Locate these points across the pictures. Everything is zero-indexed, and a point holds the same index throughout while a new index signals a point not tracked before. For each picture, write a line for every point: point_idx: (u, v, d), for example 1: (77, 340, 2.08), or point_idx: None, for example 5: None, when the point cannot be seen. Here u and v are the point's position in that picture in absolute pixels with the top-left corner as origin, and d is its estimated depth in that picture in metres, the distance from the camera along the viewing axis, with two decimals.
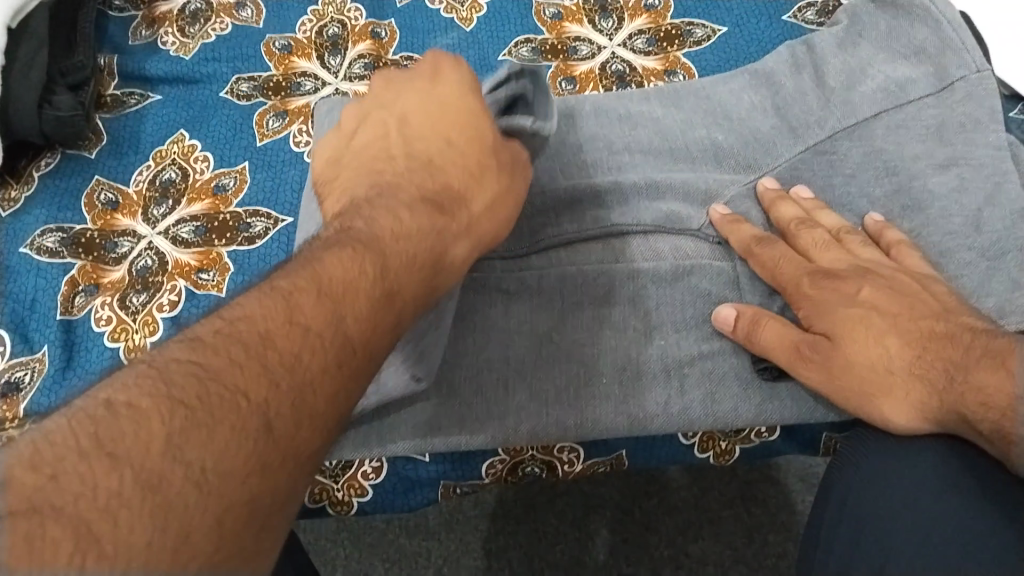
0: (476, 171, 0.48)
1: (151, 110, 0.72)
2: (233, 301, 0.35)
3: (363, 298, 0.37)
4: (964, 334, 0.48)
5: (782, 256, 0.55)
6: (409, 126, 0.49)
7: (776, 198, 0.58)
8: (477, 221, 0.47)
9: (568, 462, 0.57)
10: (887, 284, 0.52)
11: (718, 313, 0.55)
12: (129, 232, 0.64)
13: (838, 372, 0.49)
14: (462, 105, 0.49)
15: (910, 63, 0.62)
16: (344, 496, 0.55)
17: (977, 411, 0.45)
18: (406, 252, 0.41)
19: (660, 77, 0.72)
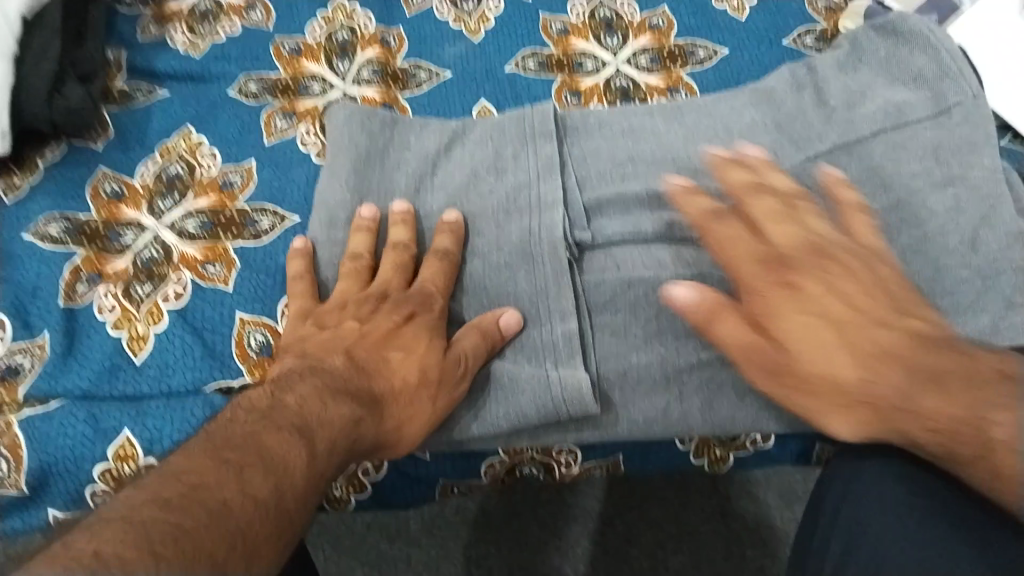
0: (418, 382, 0.51)
1: (159, 106, 0.72)
2: (179, 463, 0.40)
3: (298, 477, 0.42)
4: (912, 350, 0.46)
5: (737, 245, 0.52)
6: (369, 338, 0.52)
7: (722, 164, 0.55)
8: (397, 431, 0.50)
9: (565, 464, 0.58)
10: (841, 276, 0.49)
11: (671, 294, 0.51)
12: (133, 224, 0.64)
13: (792, 380, 0.48)
14: (423, 334, 0.53)
15: (908, 89, 0.64)
16: (341, 494, 0.56)
17: (922, 435, 0.46)
18: (335, 430, 0.45)
19: (663, 94, 0.74)
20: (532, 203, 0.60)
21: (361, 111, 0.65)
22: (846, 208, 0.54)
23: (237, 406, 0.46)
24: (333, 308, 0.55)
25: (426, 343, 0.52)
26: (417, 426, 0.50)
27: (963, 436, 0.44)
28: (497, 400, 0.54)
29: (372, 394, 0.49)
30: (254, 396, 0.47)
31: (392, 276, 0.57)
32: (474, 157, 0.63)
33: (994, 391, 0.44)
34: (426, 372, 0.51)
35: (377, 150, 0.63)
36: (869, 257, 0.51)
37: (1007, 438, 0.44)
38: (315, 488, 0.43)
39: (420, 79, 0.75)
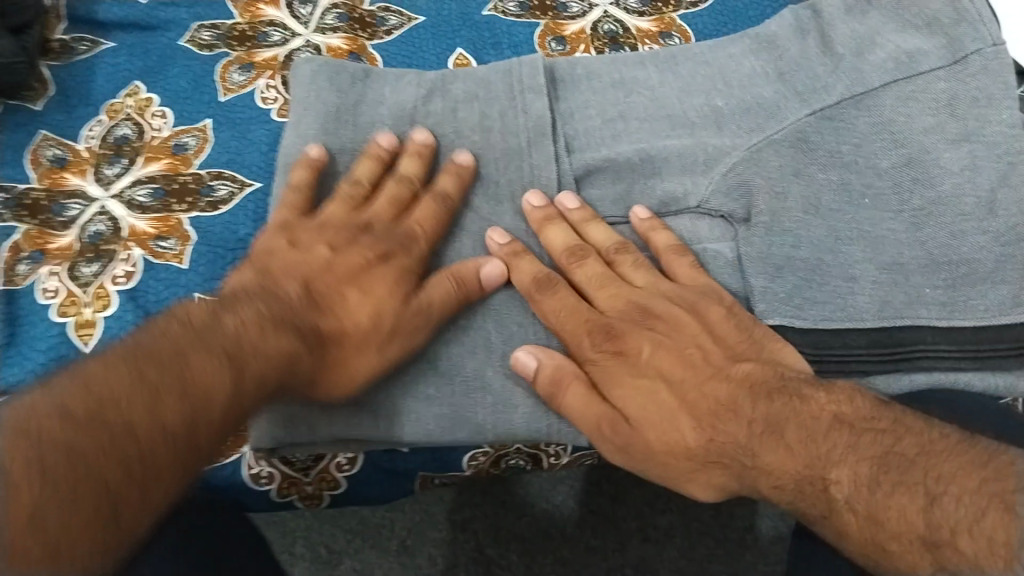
0: (370, 328, 0.48)
1: (103, 59, 0.66)
2: (99, 370, 0.39)
3: (216, 407, 0.40)
4: (746, 401, 0.45)
5: (564, 304, 0.50)
6: (337, 271, 0.49)
7: (543, 221, 0.53)
8: (333, 376, 0.47)
9: (554, 454, 0.54)
10: (667, 336, 0.50)
11: (518, 361, 0.49)
12: (78, 194, 0.59)
13: (635, 453, 0.47)
14: (395, 277, 0.50)
15: (920, 35, 0.58)
16: (314, 490, 0.52)
17: (773, 493, 0.43)
18: (267, 365, 0.43)
19: (655, 39, 0.68)
20: (522, 176, 0.56)
21: (331, 65, 0.59)
22: (664, 249, 0.53)
23: (177, 316, 0.43)
24: (311, 227, 0.51)
25: (392, 288, 0.49)
26: (356, 373, 0.47)
27: (807, 495, 0.42)
28: (485, 406, 0.49)
29: (317, 332, 0.47)
30: (195, 309, 0.44)
31: (383, 209, 0.53)
32: (456, 116, 0.58)
33: (832, 438, 0.42)
34: (378, 317, 0.48)
35: (345, 111, 0.57)
36: (698, 301, 0.50)
37: (846, 492, 0.40)
38: (235, 420, 0.42)
39: (390, 24, 0.69)
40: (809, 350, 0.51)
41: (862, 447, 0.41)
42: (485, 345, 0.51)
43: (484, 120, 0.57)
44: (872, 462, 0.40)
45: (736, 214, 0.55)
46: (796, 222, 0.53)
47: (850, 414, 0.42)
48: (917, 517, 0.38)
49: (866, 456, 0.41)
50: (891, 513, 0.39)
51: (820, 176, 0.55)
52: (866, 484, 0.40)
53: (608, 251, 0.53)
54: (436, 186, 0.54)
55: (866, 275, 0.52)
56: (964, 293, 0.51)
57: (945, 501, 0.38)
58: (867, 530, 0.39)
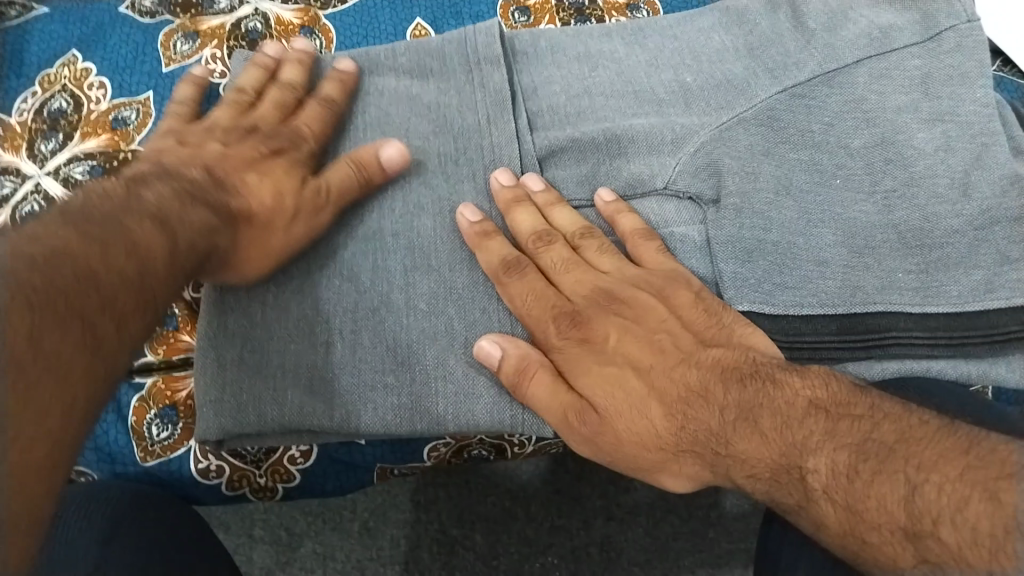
0: (273, 208, 0.48)
1: (37, 26, 0.62)
2: (38, 232, 0.39)
3: (161, 260, 0.41)
4: (717, 388, 0.43)
5: (531, 289, 0.48)
6: (230, 159, 0.49)
7: (513, 202, 0.51)
8: (247, 254, 0.47)
9: (518, 444, 0.52)
10: (635, 323, 0.48)
11: (482, 351, 0.47)
12: (10, 171, 0.55)
13: (604, 444, 0.46)
14: (289, 167, 0.50)
15: (893, 11, 0.57)
16: (266, 483, 0.50)
17: (747, 483, 0.41)
18: (194, 232, 0.43)
19: (622, 12, 0.65)
20: (483, 155, 0.53)
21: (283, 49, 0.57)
22: (629, 232, 0.51)
23: (88, 193, 0.43)
24: (196, 131, 0.51)
25: (287, 173, 0.49)
26: (268, 256, 0.47)
27: (783, 485, 0.39)
28: (447, 396, 0.47)
29: (228, 208, 0.47)
30: (109, 185, 0.44)
31: (269, 112, 0.53)
32: (414, 93, 0.55)
33: (808, 424, 0.40)
34: (281, 196, 0.48)
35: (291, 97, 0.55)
36: (665, 287, 0.49)
37: (820, 481, 0.38)
38: (178, 273, 0.42)
39: None
40: (780, 336, 0.50)
41: (840, 434, 0.39)
42: (447, 332, 0.48)
43: (442, 93, 0.55)
44: (850, 450, 0.38)
45: (704, 196, 0.53)
46: (765, 203, 0.52)
47: (826, 399, 0.40)
48: (897, 504, 0.36)
49: (844, 443, 0.38)
50: (871, 503, 0.36)
51: (791, 155, 0.53)
52: (846, 473, 0.37)
53: (574, 236, 0.51)
54: (317, 91, 0.54)
55: (836, 260, 0.51)
56: (937, 279, 0.50)
57: (927, 489, 0.35)
58: (845, 520, 0.37)
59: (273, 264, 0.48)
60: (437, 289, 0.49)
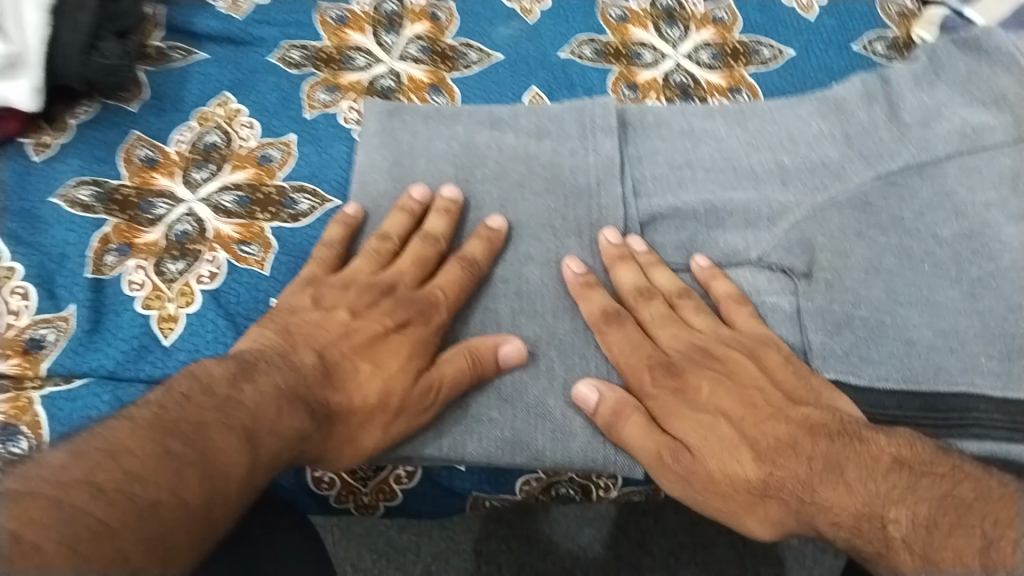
0: (374, 406, 0.49)
1: (197, 68, 0.69)
2: (113, 429, 0.39)
3: (235, 483, 0.40)
4: (806, 440, 0.47)
5: (628, 339, 0.52)
6: (352, 340, 0.51)
7: (617, 258, 0.55)
8: (338, 451, 0.48)
9: (604, 488, 0.55)
10: (725, 381, 0.51)
11: (579, 395, 0.51)
12: (166, 194, 0.62)
13: (698, 482, 0.48)
14: (407, 348, 0.51)
15: (988, 112, 0.61)
16: (371, 500, 0.53)
17: (832, 530, 0.44)
18: (281, 446, 0.43)
19: (725, 94, 0.70)
20: (591, 215, 0.58)
21: (399, 112, 0.62)
22: (724, 297, 0.55)
23: (194, 377, 0.44)
24: (336, 288, 0.53)
25: (402, 362, 0.50)
26: (355, 455, 0.48)
27: (864, 532, 0.43)
28: (546, 431, 0.51)
29: (327, 409, 0.47)
30: (215, 379, 0.44)
31: (409, 268, 0.55)
32: (529, 152, 0.60)
33: (892, 478, 0.44)
34: (387, 395, 0.49)
35: (413, 151, 0.60)
36: (757, 347, 0.52)
37: (901, 531, 0.42)
38: (250, 494, 0.41)
39: (469, 59, 0.72)
40: (862, 407, 0.53)
41: (921, 488, 0.43)
42: (547, 372, 0.52)
43: (558, 152, 0.60)
44: (931, 504, 0.42)
45: (797, 269, 0.57)
46: (858, 281, 0.55)
47: (910, 456, 0.44)
48: (974, 558, 0.40)
49: (925, 498, 0.42)
50: (947, 557, 0.40)
51: (882, 239, 0.56)
52: (926, 524, 0.41)
53: (671, 295, 0.55)
54: (427, 224, 0.56)
55: (923, 339, 0.53)
56: (1021, 365, 0.52)
57: (1001, 545, 0.40)
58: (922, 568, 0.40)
59: (357, 458, 0.48)
60: (542, 332, 0.53)
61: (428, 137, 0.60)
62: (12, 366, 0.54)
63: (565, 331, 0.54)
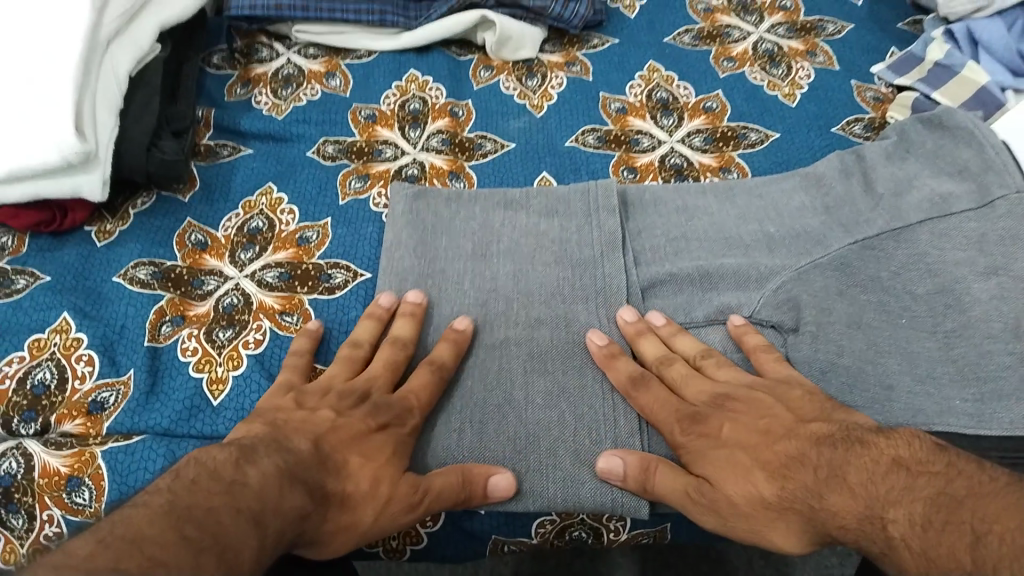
0: (368, 493, 0.51)
1: (243, 163, 0.78)
2: (129, 517, 0.41)
3: (246, 564, 0.41)
4: (812, 453, 0.50)
5: (656, 399, 0.57)
6: (338, 433, 0.52)
7: (636, 334, 0.61)
8: (334, 533, 0.49)
9: (614, 531, 0.59)
10: (741, 412, 0.55)
11: (603, 468, 0.55)
12: (216, 272, 0.69)
13: (724, 512, 0.52)
14: (388, 446, 0.53)
15: (954, 181, 0.68)
16: (399, 543, 0.58)
17: (843, 534, 0.47)
18: (285, 524, 0.45)
19: (715, 173, 0.77)
20: (596, 281, 0.64)
21: (423, 195, 0.70)
22: (754, 348, 0.60)
23: (199, 467, 0.46)
24: (314, 392, 0.55)
25: (387, 456, 0.53)
26: (348, 538, 0.50)
27: (868, 534, 0.46)
28: (557, 475, 0.56)
29: (324, 491, 0.49)
30: (218, 465, 0.46)
31: (381, 374, 0.58)
32: (539, 229, 0.67)
33: (890, 480, 0.46)
34: (378, 484, 0.51)
35: (436, 229, 0.67)
36: (770, 389, 0.56)
37: (899, 529, 0.45)
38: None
39: (485, 149, 0.80)
40: None
41: (917, 488, 0.45)
42: (559, 421, 0.58)
43: (567, 227, 0.67)
44: (926, 502, 0.45)
45: (785, 325, 0.62)
46: (840, 334, 0.60)
47: (908, 458, 0.47)
48: (964, 554, 0.41)
49: (920, 497, 0.45)
50: (941, 551, 0.42)
51: (863, 297, 0.62)
52: (921, 523, 0.44)
53: (695, 356, 0.60)
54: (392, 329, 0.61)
55: (901, 385, 0.58)
56: (992, 407, 0.56)
57: (989, 539, 0.41)
58: (921, 565, 0.43)
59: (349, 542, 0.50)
60: (552, 387, 0.59)
61: (451, 217, 0.68)
62: (77, 425, 0.59)
63: (575, 383, 0.59)
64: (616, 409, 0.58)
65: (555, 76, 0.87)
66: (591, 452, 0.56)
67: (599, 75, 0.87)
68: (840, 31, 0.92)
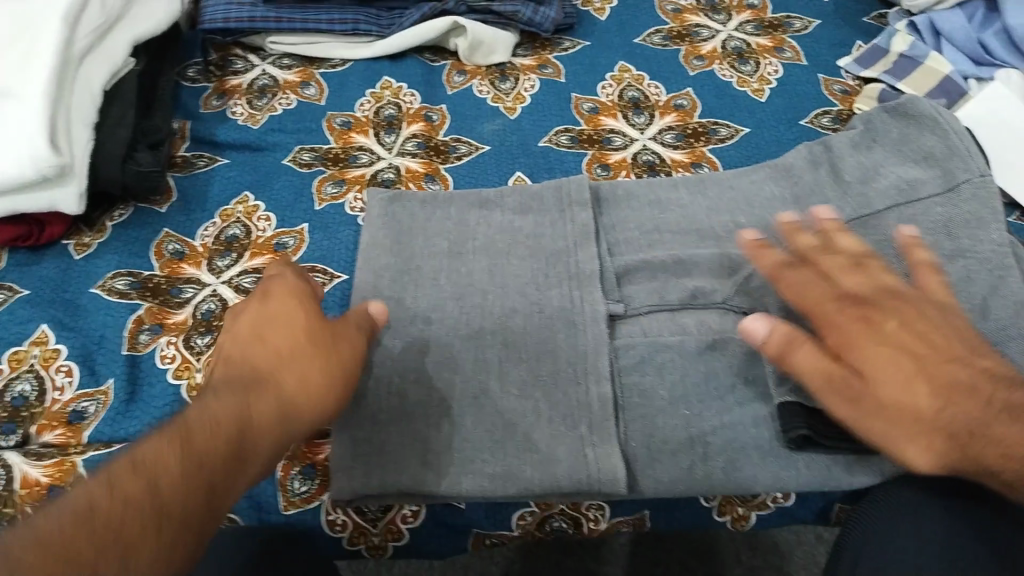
0: (291, 350, 0.48)
1: (219, 173, 0.78)
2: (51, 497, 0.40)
3: (173, 468, 0.40)
4: (987, 386, 0.48)
5: (808, 282, 0.55)
6: (237, 337, 0.50)
7: (794, 228, 0.58)
8: (294, 395, 0.47)
9: (593, 520, 0.61)
10: (914, 318, 0.51)
11: (750, 326, 0.53)
12: (193, 280, 0.70)
13: (867, 408, 0.48)
14: (286, 305, 0.50)
15: (919, 166, 0.68)
16: (381, 540, 0.58)
17: (997, 463, 0.46)
18: (214, 422, 0.43)
19: (687, 168, 0.78)
20: (570, 270, 0.65)
21: (398, 198, 0.70)
22: (922, 263, 0.55)
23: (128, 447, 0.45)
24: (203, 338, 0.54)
25: (285, 313, 0.50)
26: (309, 383, 0.47)
27: None
28: (533, 462, 0.57)
29: (248, 379, 0.47)
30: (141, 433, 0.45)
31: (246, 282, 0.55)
32: (514, 226, 0.68)
33: None
34: (294, 336, 0.49)
35: (412, 228, 0.68)
36: (940, 308, 0.53)
37: None
38: (207, 474, 0.41)
39: (460, 151, 0.81)
40: (822, 429, 0.57)
41: None
42: (535, 410, 0.58)
43: (540, 223, 0.68)
44: None
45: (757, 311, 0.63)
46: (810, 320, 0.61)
47: None
48: None
49: None
50: None
51: None
52: None
53: (860, 255, 0.56)
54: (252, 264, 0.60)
55: None
56: None
57: None
58: None
59: (319, 397, 0.47)
60: (527, 376, 0.59)
61: (427, 215, 0.69)
62: (57, 436, 0.59)
63: (549, 373, 0.60)
64: (589, 397, 0.58)
65: (528, 78, 0.88)
66: (566, 437, 0.57)
67: (572, 77, 0.88)
68: (806, 27, 0.93)
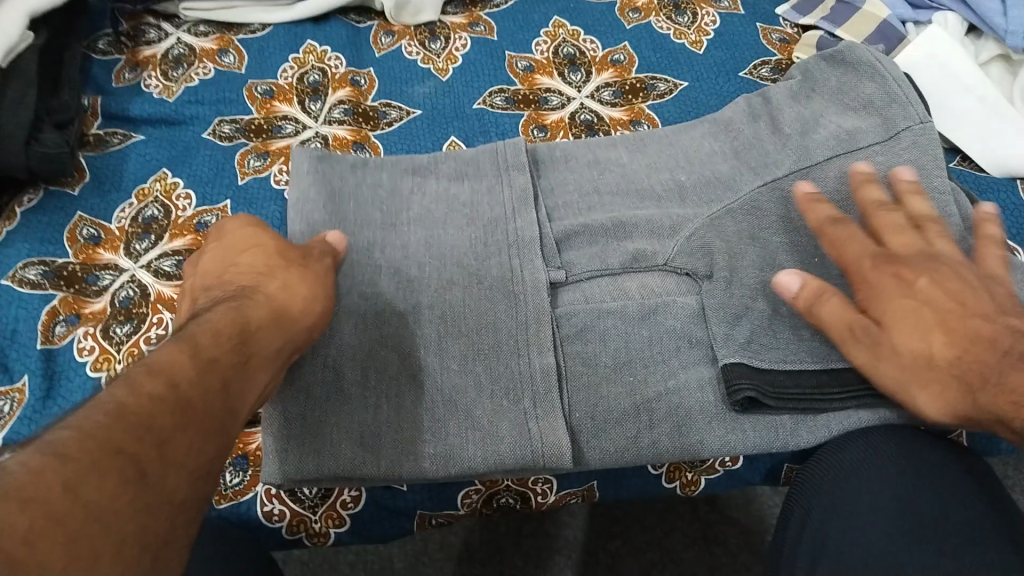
0: (266, 268, 0.51)
1: (133, 150, 0.74)
2: None
3: (189, 363, 0.40)
4: (1008, 338, 0.48)
5: (853, 237, 0.55)
6: (207, 277, 0.52)
7: (865, 180, 0.59)
8: (281, 302, 0.49)
9: (541, 493, 0.60)
10: (948, 277, 0.51)
11: (784, 280, 0.55)
12: (110, 267, 0.66)
13: (884, 355, 0.51)
14: (250, 240, 0.53)
15: (858, 116, 0.67)
16: (322, 527, 0.56)
17: (1008, 411, 0.46)
18: (215, 327, 0.44)
19: (626, 126, 0.76)
20: (508, 237, 0.62)
21: (327, 158, 0.67)
22: (988, 236, 0.55)
23: None
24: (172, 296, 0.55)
25: (252, 244, 0.53)
26: (294, 294, 0.50)
27: None
28: (474, 440, 0.55)
29: (232, 296, 0.48)
30: None
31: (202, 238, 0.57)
32: (449, 194, 0.65)
33: None
34: (267, 261, 0.51)
35: (342, 193, 0.64)
36: (983, 277, 0.52)
37: None
38: (220, 370, 0.41)
39: (391, 117, 0.77)
40: (769, 387, 0.56)
41: None
42: (476, 385, 0.56)
43: (474, 190, 0.66)
44: None
45: (699, 272, 0.61)
46: (753, 279, 0.60)
47: None
48: None
49: None
50: None
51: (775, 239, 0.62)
52: None
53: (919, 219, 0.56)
54: None
55: None
56: None
57: None
58: None
59: (304, 304, 0.50)
60: (467, 350, 0.57)
61: (356, 181, 0.66)
62: None
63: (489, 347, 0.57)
64: (530, 370, 0.57)
65: (459, 37, 0.84)
66: (509, 412, 0.55)
67: (505, 34, 0.85)
68: None
